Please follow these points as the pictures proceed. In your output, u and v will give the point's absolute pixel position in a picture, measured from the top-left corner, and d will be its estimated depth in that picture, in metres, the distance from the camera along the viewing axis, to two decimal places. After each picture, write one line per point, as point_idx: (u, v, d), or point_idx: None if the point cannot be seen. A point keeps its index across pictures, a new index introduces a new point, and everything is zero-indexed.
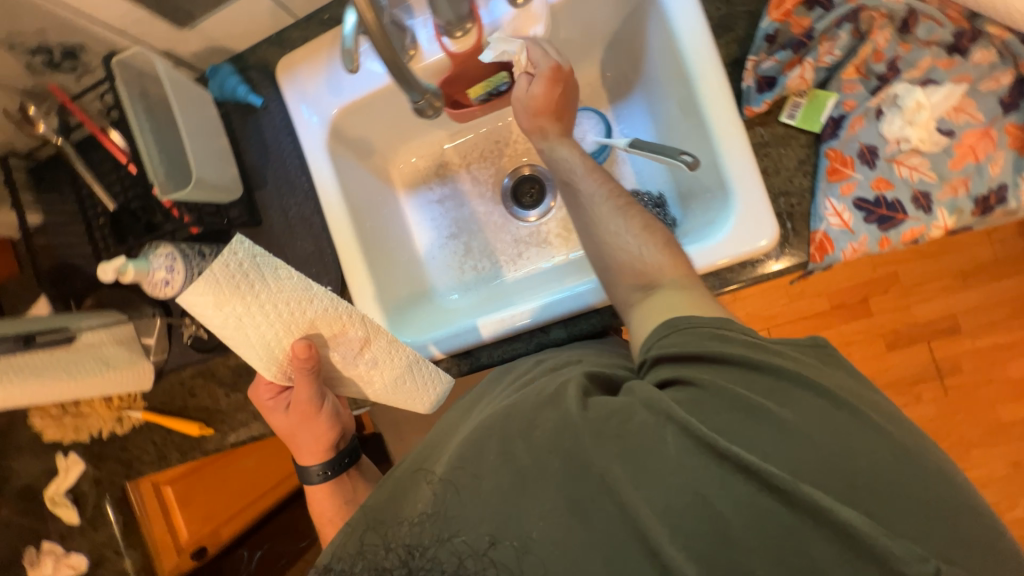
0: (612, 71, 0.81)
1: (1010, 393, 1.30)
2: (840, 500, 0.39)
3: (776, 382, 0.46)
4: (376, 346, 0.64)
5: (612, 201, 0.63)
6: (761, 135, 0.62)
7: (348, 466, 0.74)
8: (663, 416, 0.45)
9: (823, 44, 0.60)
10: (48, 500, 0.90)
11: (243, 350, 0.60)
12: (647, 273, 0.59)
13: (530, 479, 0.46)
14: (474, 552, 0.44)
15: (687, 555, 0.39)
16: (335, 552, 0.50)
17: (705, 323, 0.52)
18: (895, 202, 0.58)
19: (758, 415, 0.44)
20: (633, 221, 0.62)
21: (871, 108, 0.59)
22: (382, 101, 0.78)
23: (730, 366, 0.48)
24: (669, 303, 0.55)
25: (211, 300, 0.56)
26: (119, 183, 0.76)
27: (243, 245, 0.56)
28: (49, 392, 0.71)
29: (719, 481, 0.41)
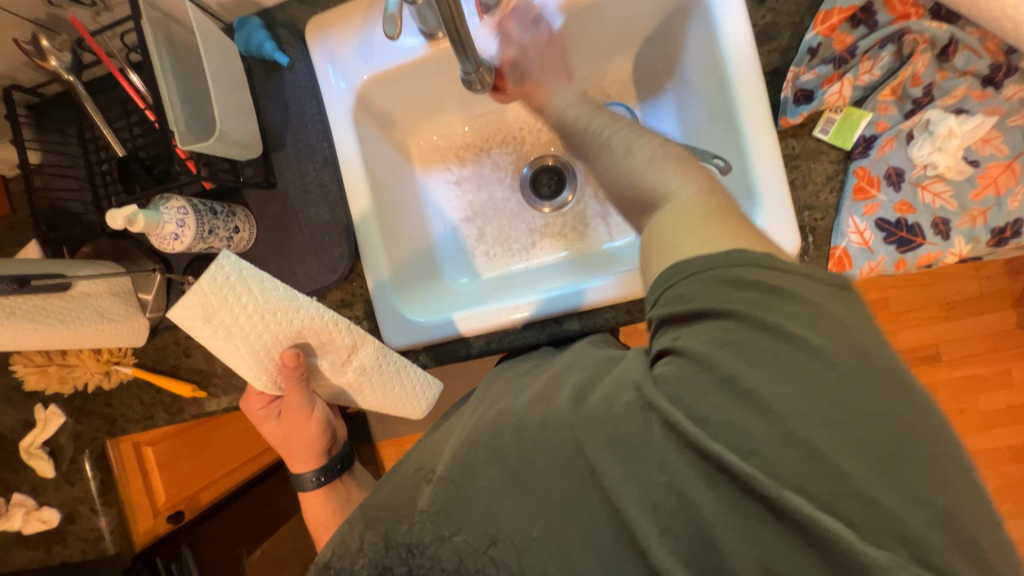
0: (646, 69, 0.80)
1: (980, 423, 1.35)
2: (827, 510, 0.39)
3: (767, 341, 0.44)
4: (363, 353, 0.65)
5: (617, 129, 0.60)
6: (793, 147, 0.63)
7: (340, 472, 0.74)
8: (649, 407, 0.46)
9: (865, 63, 0.61)
10: (24, 452, 0.86)
11: (232, 361, 0.61)
12: (649, 196, 0.56)
13: (528, 475, 0.48)
14: (474, 549, 0.46)
15: (677, 558, 0.41)
16: (335, 551, 0.53)
17: (709, 267, 0.47)
18: (915, 225, 0.60)
19: (737, 395, 0.43)
20: (639, 153, 0.57)
21: (903, 130, 0.61)
22: (412, 73, 0.76)
23: (719, 323, 0.46)
24: (677, 243, 0.50)
25: (200, 313, 0.57)
26: (128, 130, 0.74)
27: (230, 259, 0.57)
28: (39, 338, 0.69)
29: (705, 483, 0.42)
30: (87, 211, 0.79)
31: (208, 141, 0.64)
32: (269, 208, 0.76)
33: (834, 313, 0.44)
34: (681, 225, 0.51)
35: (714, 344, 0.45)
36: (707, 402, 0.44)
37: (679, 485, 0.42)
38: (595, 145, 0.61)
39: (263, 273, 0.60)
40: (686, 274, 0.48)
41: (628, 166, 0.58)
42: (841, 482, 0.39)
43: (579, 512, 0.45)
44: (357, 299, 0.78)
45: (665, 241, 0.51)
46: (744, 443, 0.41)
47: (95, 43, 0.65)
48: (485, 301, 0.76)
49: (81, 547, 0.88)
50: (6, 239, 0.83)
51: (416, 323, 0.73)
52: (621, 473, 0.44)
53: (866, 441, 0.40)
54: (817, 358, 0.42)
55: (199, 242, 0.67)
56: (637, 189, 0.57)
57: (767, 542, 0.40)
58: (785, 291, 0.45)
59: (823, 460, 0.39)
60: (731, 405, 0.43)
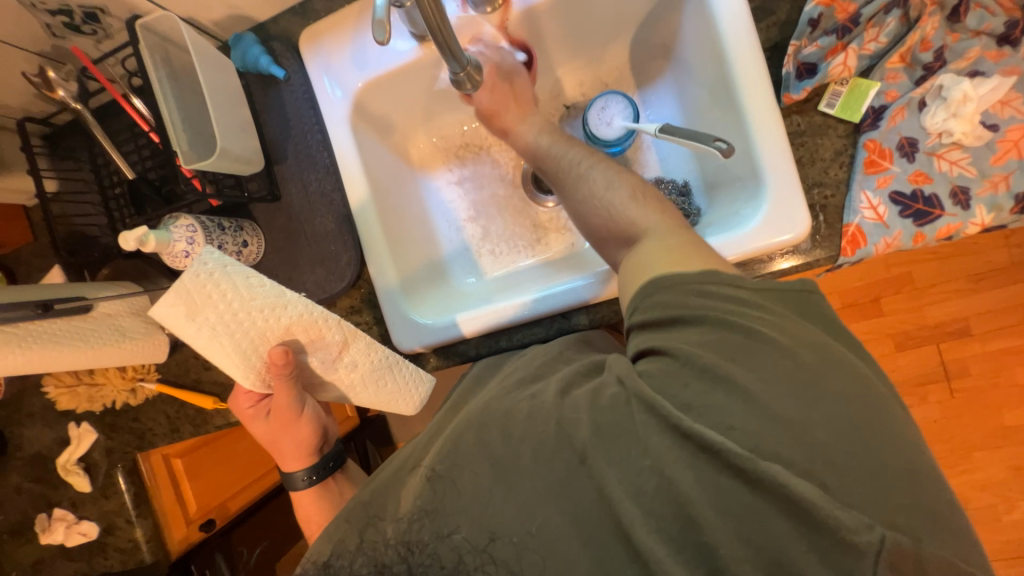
0: (642, 55, 0.79)
1: (1016, 398, 1.30)
2: (801, 475, 0.41)
3: (739, 339, 0.47)
4: (354, 349, 0.66)
5: (589, 162, 0.64)
6: (798, 123, 0.61)
7: (332, 470, 0.74)
8: (632, 395, 0.47)
9: (869, 31, 0.58)
10: (60, 469, 0.90)
11: (218, 360, 0.60)
12: (627, 230, 0.59)
13: (517, 465, 0.48)
14: (473, 547, 0.46)
15: (660, 538, 0.42)
16: (335, 549, 0.52)
17: (678, 280, 0.51)
18: (933, 196, 0.57)
19: (715, 381, 0.45)
20: (621, 189, 0.61)
21: (914, 98, 0.58)
22: (407, 77, 0.76)
23: (695, 326, 0.49)
24: (649, 262, 0.54)
25: (183, 311, 0.56)
26: (136, 153, 0.76)
27: (213, 255, 0.57)
28: (62, 361, 0.69)
29: (685, 463, 0.43)
30: (103, 233, 0.81)
31: (210, 158, 0.65)
32: (276, 220, 0.78)
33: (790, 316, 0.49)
34: (658, 256, 0.54)
35: (693, 345, 0.48)
36: (690, 388, 0.46)
37: (664, 466, 0.43)
38: (574, 175, 0.64)
39: (247, 268, 0.59)
40: (663, 288, 0.51)
41: (608, 198, 0.61)
42: (814, 451, 0.41)
43: (575, 500, 0.45)
44: (365, 305, 0.79)
45: (639, 262, 0.55)
46: (722, 420, 0.44)
47: (97, 71, 0.67)
48: (490, 299, 0.76)
49: (120, 558, 0.93)
50: (31, 266, 0.87)
51: (424, 326, 0.73)
52: (608, 454, 0.45)
53: (838, 414, 0.43)
54: (787, 352, 0.45)
55: None
56: (616, 221, 0.60)
57: (745, 516, 0.41)
58: (746, 299, 0.49)
59: (792, 431, 0.42)
60: (709, 387, 0.45)
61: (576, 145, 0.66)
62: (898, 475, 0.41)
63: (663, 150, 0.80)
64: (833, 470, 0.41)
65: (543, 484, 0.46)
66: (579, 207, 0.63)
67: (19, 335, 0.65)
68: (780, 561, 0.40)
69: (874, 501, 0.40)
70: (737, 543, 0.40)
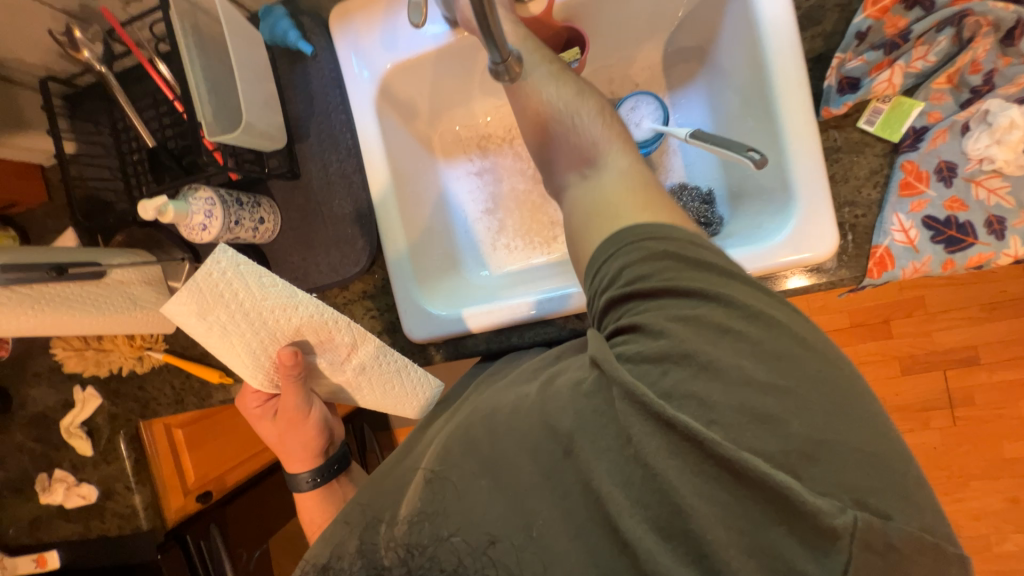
0: (677, 58, 0.78)
1: (1019, 431, 1.29)
2: (780, 468, 0.39)
3: (721, 315, 0.46)
4: (363, 352, 0.67)
5: (556, 81, 0.64)
6: (835, 139, 0.59)
7: (337, 472, 0.73)
8: (611, 381, 0.45)
9: (918, 48, 0.57)
10: (64, 431, 0.91)
11: (231, 361, 0.64)
12: (583, 159, 0.61)
13: (507, 458, 0.48)
14: (473, 550, 0.45)
15: (649, 527, 0.41)
16: (335, 551, 0.51)
17: (656, 243, 0.50)
18: (967, 224, 0.56)
19: (700, 367, 0.43)
20: (586, 112, 0.62)
21: (957, 121, 0.56)
22: (435, 62, 0.75)
23: (676, 297, 0.48)
24: (614, 202, 0.55)
25: (195, 310, 0.60)
26: (157, 121, 0.75)
27: (226, 254, 0.60)
28: (76, 325, 0.69)
29: (666, 452, 0.42)
30: (119, 199, 0.81)
31: (235, 133, 0.64)
32: (293, 200, 0.77)
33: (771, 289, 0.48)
34: (619, 202, 0.55)
35: (674, 319, 0.46)
36: (670, 376, 0.44)
37: (645, 456, 0.42)
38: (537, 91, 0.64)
39: (259, 269, 0.62)
40: (644, 250, 0.50)
41: (572, 121, 0.62)
42: (789, 442, 0.40)
43: (563, 484, 0.45)
44: (378, 291, 0.78)
45: (603, 202, 0.56)
46: (704, 414, 0.42)
47: (125, 34, 0.65)
48: (501, 294, 0.76)
49: (117, 523, 0.93)
50: (44, 227, 0.86)
51: (436, 315, 0.73)
52: (592, 436, 0.45)
53: (812, 403, 0.41)
54: (764, 324, 0.45)
55: (226, 232, 0.68)
56: (576, 146, 0.62)
57: (728, 502, 0.40)
58: (728, 268, 0.48)
59: (771, 422, 0.41)
60: (694, 377, 0.43)
61: (543, 63, 0.64)
62: (901, 485, 0.39)
63: (690, 155, 0.79)
64: (818, 463, 0.39)
65: (534, 475, 0.46)
66: (540, 129, 0.65)
67: (29, 298, 0.64)
68: (766, 544, 0.39)
69: (864, 492, 0.39)
70: (722, 527, 0.39)
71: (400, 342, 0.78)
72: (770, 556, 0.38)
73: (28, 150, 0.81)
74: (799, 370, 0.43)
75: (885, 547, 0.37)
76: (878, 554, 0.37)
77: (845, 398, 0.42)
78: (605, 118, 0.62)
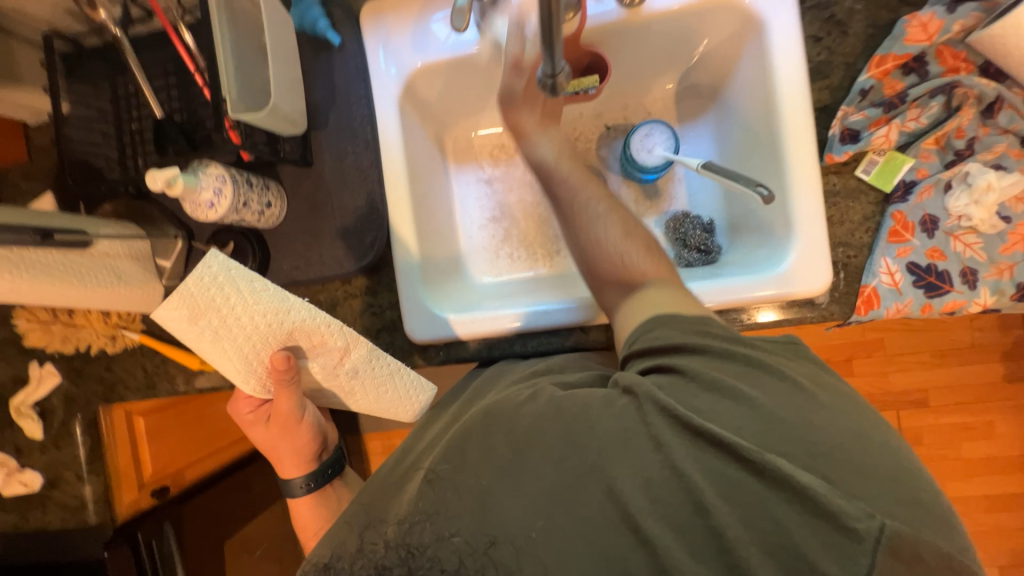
0: (690, 93, 0.82)
1: (960, 470, 1.39)
2: (802, 467, 0.42)
3: (744, 369, 0.50)
4: (355, 356, 0.65)
5: (606, 205, 0.66)
6: (834, 183, 0.64)
7: (331, 477, 0.74)
8: (646, 399, 0.47)
9: (913, 110, 0.63)
10: (13, 410, 0.84)
11: (222, 365, 0.63)
12: (632, 279, 0.62)
13: (528, 454, 0.48)
14: (473, 550, 0.45)
15: (667, 524, 0.42)
16: (336, 550, 0.50)
17: (685, 316, 0.55)
18: (944, 272, 0.61)
19: (722, 394, 0.48)
20: (636, 241, 0.64)
21: (942, 179, 0.62)
22: (463, 69, 0.77)
23: (705, 354, 0.52)
24: (656, 301, 0.58)
25: (187, 315, 0.59)
26: (167, 93, 0.73)
27: (218, 258, 0.58)
28: (54, 296, 0.64)
29: (692, 455, 0.44)
30: (111, 167, 0.76)
31: (259, 113, 0.64)
32: (303, 187, 0.75)
33: (790, 350, 0.53)
34: (667, 303, 0.57)
35: (711, 369, 0.50)
36: (697, 398, 0.48)
37: (675, 460, 0.44)
38: (586, 214, 0.66)
39: (252, 273, 0.60)
40: (677, 315, 0.55)
41: (623, 246, 0.63)
42: (815, 449, 0.43)
43: (585, 491, 0.45)
44: (381, 287, 0.76)
45: (645, 302, 0.59)
46: (732, 421, 0.45)
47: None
48: (503, 302, 0.76)
49: (60, 515, 0.85)
50: (17, 188, 0.81)
51: (440, 318, 0.72)
52: (619, 441, 0.46)
53: (829, 425, 0.45)
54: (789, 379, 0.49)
55: (232, 213, 0.67)
56: (626, 269, 0.62)
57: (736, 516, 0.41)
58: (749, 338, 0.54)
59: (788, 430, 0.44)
60: (717, 398, 0.48)
61: (591, 185, 0.68)
62: (911, 497, 0.42)
63: (693, 185, 0.83)
64: (837, 471, 0.42)
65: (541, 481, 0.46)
66: (587, 249, 0.65)
67: (9, 261, 0.59)
68: (783, 544, 0.40)
69: (883, 502, 0.41)
70: (742, 526, 0.41)
71: (398, 342, 0.76)
72: (790, 555, 0.40)
73: (15, 105, 0.76)
74: (817, 395, 0.47)
75: (911, 555, 0.38)
76: (904, 562, 0.38)
77: (848, 422, 0.45)
78: (652, 253, 0.64)
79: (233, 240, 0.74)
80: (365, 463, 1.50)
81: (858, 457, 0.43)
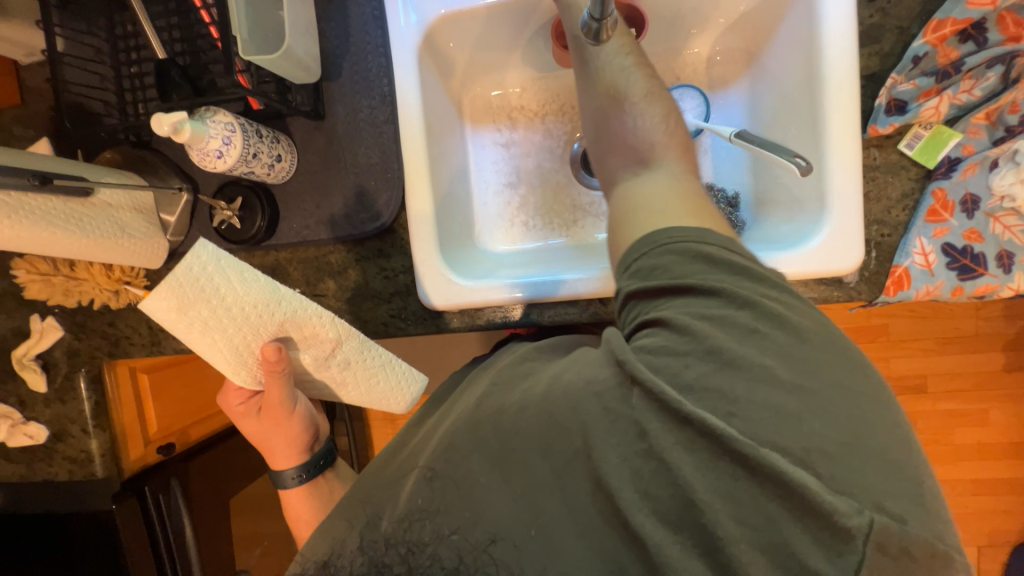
0: (723, 56, 0.77)
1: (950, 455, 1.41)
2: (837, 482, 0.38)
3: (743, 317, 0.44)
4: (347, 348, 0.65)
5: (631, 66, 0.61)
6: (875, 158, 0.62)
7: (323, 468, 0.74)
8: (629, 378, 0.44)
9: (966, 81, 0.60)
10: (16, 362, 0.82)
11: (210, 357, 0.61)
12: (640, 150, 0.58)
13: (517, 441, 0.47)
14: (474, 547, 0.43)
15: (654, 516, 0.39)
16: (335, 548, 0.49)
17: (689, 237, 0.49)
18: (980, 255, 0.60)
19: (724, 364, 0.42)
20: (656, 109, 0.59)
21: (989, 157, 0.59)
22: (485, 20, 0.72)
23: (701, 298, 0.46)
24: (663, 213, 0.52)
25: (174, 305, 0.57)
26: (167, 32, 0.68)
27: (208, 248, 0.56)
28: (60, 246, 0.62)
29: (682, 445, 0.40)
30: (110, 112, 0.72)
31: (270, 56, 0.61)
32: (314, 142, 0.72)
33: (790, 289, 0.47)
34: (670, 198, 0.53)
35: (699, 316, 0.45)
36: (691, 369, 0.43)
37: (660, 449, 0.40)
38: (606, 73, 0.61)
39: (242, 264, 0.59)
40: (678, 253, 0.48)
41: (639, 112, 0.59)
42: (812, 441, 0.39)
43: (572, 482, 0.43)
44: (396, 251, 0.74)
45: (646, 200, 0.54)
46: (724, 406, 0.40)
47: None
48: (518, 272, 0.74)
49: (67, 468, 0.85)
50: (12, 131, 0.77)
51: (456, 284, 0.70)
52: (605, 426, 0.43)
53: (830, 405, 0.40)
54: (790, 331, 0.43)
55: (242, 164, 0.63)
56: (636, 138, 0.59)
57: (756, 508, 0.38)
58: (748, 268, 0.47)
59: (788, 416, 0.39)
60: (717, 372, 0.42)
61: (620, 37, 0.61)
62: (916, 495, 0.39)
63: None
64: (831, 459, 0.38)
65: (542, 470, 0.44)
66: (603, 108, 0.61)
67: (9, 206, 0.56)
68: (776, 542, 0.37)
69: (906, 505, 0.38)
70: (733, 523, 0.38)
71: (410, 308, 0.74)
72: (780, 552, 0.37)
73: (5, 41, 0.71)
74: (823, 373, 0.41)
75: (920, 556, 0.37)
76: (884, 554, 0.36)
77: (857, 398, 0.41)
78: (669, 123, 0.59)
79: (241, 195, 0.71)
80: (366, 430, 1.51)
81: (900, 444, 0.40)
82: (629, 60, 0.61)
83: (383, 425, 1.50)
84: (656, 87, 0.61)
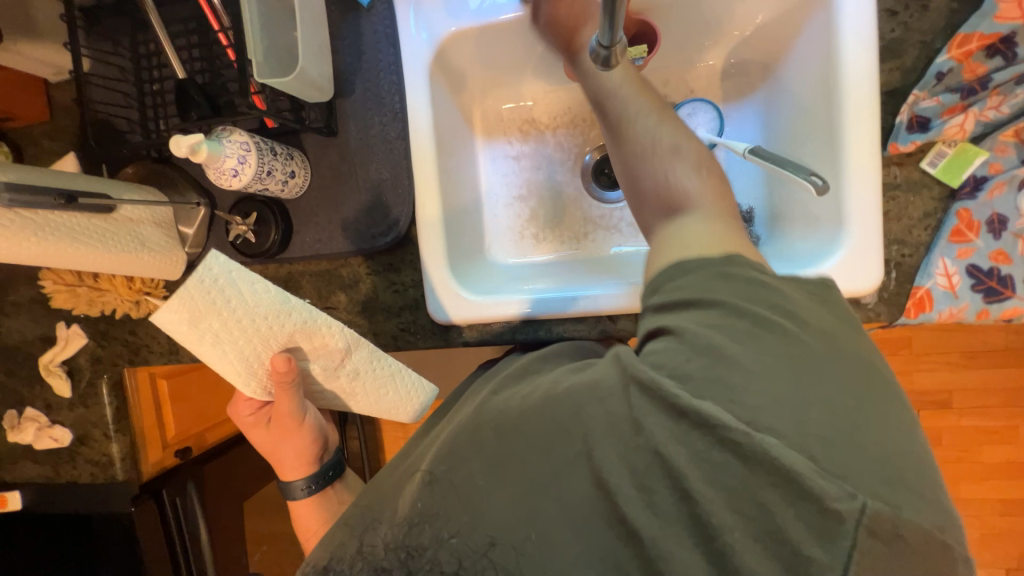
0: (738, 68, 0.76)
1: (977, 473, 1.36)
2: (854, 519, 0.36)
3: (749, 324, 0.43)
4: (357, 356, 0.66)
5: (655, 116, 0.57)
6: (895, 175, 0.61)
7: (332, 479, 0.76)
8: (629, 377, 0.43)
9: (994, 97, 0.57)
10: (42, 367, 0.85)
11: (221, 368, 0.62)
12: (673, 199, 0.55)
13: (518, 446, 0.46)
14: (473, 551, 0.42)
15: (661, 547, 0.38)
16: (335, 553, 0.49)
17: (709, 262, 0.49)
18: (1008, 277, 0.57)
19: (717, 359, 0.41)
20: (689, 160, 0.55)
21: (1018, 176, 0.57)
22: (495, 36, 0.73)
23: (712, 308, 0.45)
24: (688, 241, 0.51)
25: (187, 318, 0.58)
26: (187, 52, 0.70)
27: (219, 261, 0.58)
28: (83, 261, 0.64)
29: (689, 475, 0.39)
30: (132, 129, 0.74)
31: (284, 77, 0.63)
32: (327, 157, 0.73)
33: (819, 309, 0.45)
34: (703, 239, 0.51)
35: (704, 324, 0.44)
36: (692, 362, 0.42)
37: (667, 478, 0.39)
38: (631, 124, 0.57)
39: (253, 275, 0.61)
40: (695, 268, 0.49)
41: (669, 164, 0.55)
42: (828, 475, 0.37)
43: (570, 499, 0.42)
44: (406, 265, 0.74)
45: (678, 241, 0.52)
46: (725, 394, 0.40)
47: None
48: (525, 288, 0.73)
49: (89, 471, 0.88)
50: (42, 145, 0.80)
51: (464, 299, 0.70)
52: (605, 427, 0.43)
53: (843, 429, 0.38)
54: (796, 340, 0.42)
55: (256, 182, 0.65)
56: (670, 189, 0.54)
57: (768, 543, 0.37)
58: (770, 285, 0.46)
59: (801, 431, 0.38)
60: (718, 376, 0.41)
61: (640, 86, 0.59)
62: (939, 533, 0.37)
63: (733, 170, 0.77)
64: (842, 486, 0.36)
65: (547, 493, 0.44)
66: (631, 162, 0.57)
67: (35, 224, 0.59)
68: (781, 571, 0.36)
69: (929, 544, 0.36)
70: (743, 559, 0.36)
71: (419, 322, 0.74)
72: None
73: (36, 60, 0.74)
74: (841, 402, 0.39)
75: None
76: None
77: (878, 430, 0.39)
78: (702, 170, 0.55)
79: (256, 210, 0.73)
80: (377, 434, 1.53)
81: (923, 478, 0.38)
82: (655, 109, 0.58)
83: (394, 430, 1.52)
84: (686, 132, 0.57)
